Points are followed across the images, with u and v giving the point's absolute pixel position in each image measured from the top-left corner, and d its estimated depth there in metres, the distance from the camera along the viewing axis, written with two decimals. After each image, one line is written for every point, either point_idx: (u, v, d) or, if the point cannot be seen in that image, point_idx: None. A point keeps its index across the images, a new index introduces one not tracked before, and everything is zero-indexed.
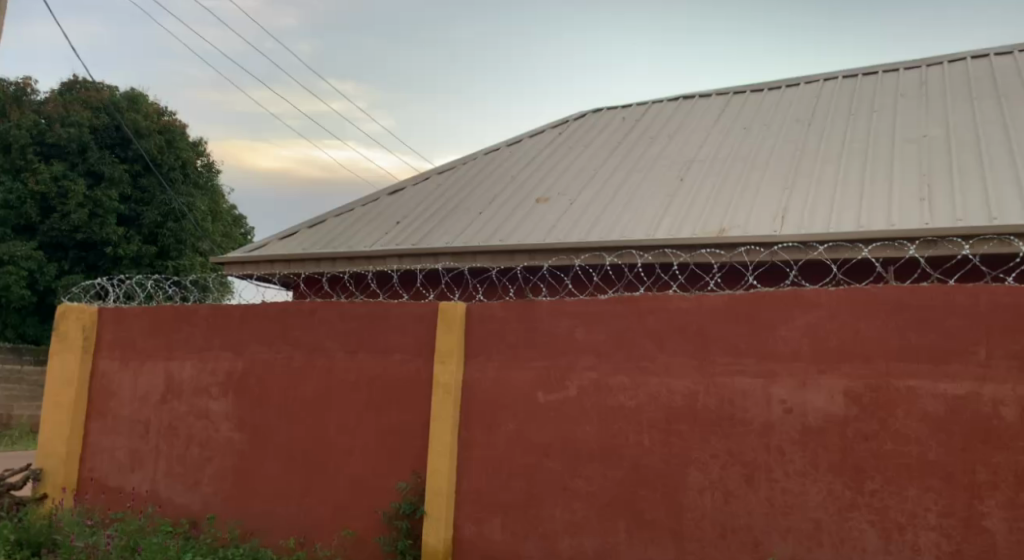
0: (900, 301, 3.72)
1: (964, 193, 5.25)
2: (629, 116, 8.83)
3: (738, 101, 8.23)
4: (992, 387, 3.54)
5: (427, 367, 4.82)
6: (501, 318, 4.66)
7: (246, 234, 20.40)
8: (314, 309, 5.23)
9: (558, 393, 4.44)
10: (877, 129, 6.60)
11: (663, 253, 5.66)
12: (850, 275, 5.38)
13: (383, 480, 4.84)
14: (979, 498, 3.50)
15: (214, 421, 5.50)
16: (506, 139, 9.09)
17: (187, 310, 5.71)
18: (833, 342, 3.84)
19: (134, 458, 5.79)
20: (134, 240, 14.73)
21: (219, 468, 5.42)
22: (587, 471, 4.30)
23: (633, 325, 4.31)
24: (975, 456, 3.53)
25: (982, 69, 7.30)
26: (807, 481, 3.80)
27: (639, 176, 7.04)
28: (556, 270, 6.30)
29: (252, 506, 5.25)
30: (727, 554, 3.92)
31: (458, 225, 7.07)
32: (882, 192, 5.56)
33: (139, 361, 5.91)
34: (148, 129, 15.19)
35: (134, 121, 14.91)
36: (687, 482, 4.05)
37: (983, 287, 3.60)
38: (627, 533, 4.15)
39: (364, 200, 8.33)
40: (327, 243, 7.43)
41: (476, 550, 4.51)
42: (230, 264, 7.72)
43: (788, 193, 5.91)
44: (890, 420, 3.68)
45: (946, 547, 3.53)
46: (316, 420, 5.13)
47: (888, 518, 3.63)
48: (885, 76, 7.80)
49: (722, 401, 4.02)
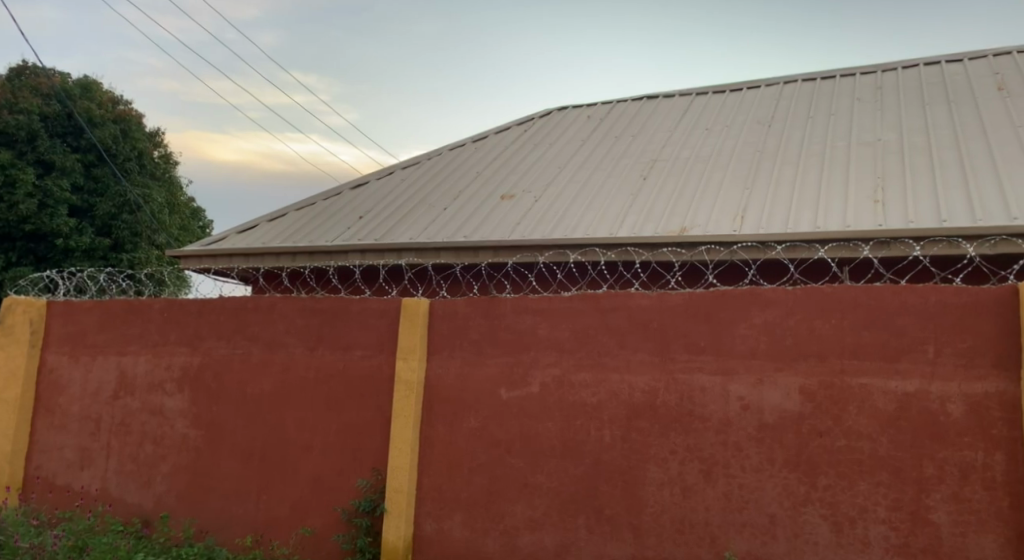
0: (855, 300, 3.81)
1: (916, 195, 5.40)
2: (593, 114, 8.90)
3: (701, 101, 8.36)
4: (939, 384, 3.64)
5: (388, 363, 4.79)
6: (464, 315, 4.65)
7: (207, 226, 20.13)
8: (274, 305, 5.16)
9: (520, 389, 4.45)
10: (834, 131, 6.77)
11: (625, 251, 5.74)
12: (806, 275, 5.50)
13: (342, 478, 4.80)
14: (926, 492, 3.60)
15: (169, 418, 5.39)
16: (471, 135, 9.07)
17: (142, 303, 5.58)
18: (790, 340, 3.92)
19: (84, 456, 5.65)
20: (87, 231, 14.27)
21: (173, 466, 5.31)
22: (547, 468, 4.32)
23: (595, 323, 4.34)
24: (923, 451, 3.63)
25: (934, 75, 7.52)
26: (763, 476, 3.87)
27: (602, 174, 7.08)
28: (519, 267, 6.31)
29: (207, 504, 5.16)
30: (685, 549, 3.98)
31: (421, 221, 7.03)
32: (838, 193, 5.70)
33: (90, 356, 5.76)
34: (102, 118, 15.00)
35: (87, 109, 14.71)
36: (647, 478, 4.10)
37: (932, 288, 3.71)
38: (586, 529, 4.19)
39: (327, 193, 8.24)
40: (287, 238, 7.33)
41: (435, 548, 4.50)
42: (187, 257, 7.58)
43: (749, 193, 6.01)
44: (844, 416, 3.77)
45: (894, 540, 3.63)
46: (273, 417, 5.06)
47: (839, 512, 3.73)
48: (842, 80, 8.00)
49: (682, 398, 4.08)
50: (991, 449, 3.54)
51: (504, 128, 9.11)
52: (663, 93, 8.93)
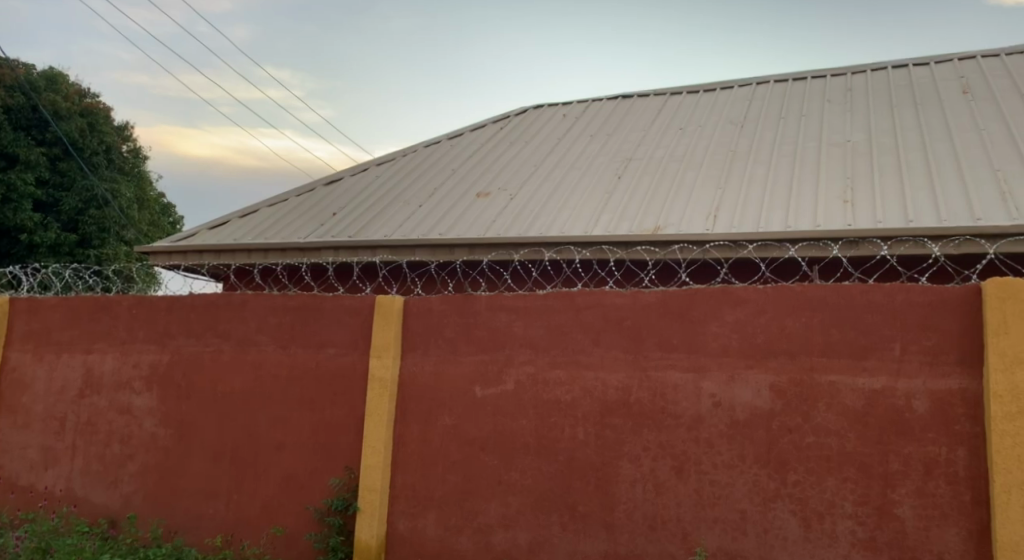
0: (826, 299, 3.87)
1: (884, 196, 5.49)
2: (569, 113, 8.93)
3: (675, 101, 8.43)
4: (906, 381, 3.71)
5: (361, 361, 4.75)
6: (438, 312, 4.64)
7: (177, 221, 19.91)
8: (245, 302, 5.10)
9: (494, 387, 4.45)
10: (806, 132, 6.87)
11: (600, 250, 5.78)
12: (777, 274, 5.58)
13: (313, 476, 4.76)
14: (891, 487, 3.67)
15: (137, 417, 5.30)
16: (446, 132, 9.05)
17: (110, 301, 5.49)
18: (761, 338, 3.97)
19: (48, 455, 5.54)
20: (53, 227, 14.01)
21: (140, 466, 5.23)
22: (521, 465, 4.33)
23: (570, 320, 4.35)
24: (889, 447, 3.70)
25: (901, 78, 7.66)
26: (734, 473, 3.92)
27: (577, 173, 7.10)
28: (493, 265, 6.31)
29: (176, 504, 5.09)
30: (657, 545, 4.01)
31: (395, 218, 6.98)
32: (809, 193, 5.78)
33: (55, 354, 5.65)
34: (69, 111, 14.61)
35: (53, 102, 14.28)
36: (620, 475, 4.13)
37: (900, 287, 3.77)
38: (560, 526, 4.20)
39: (300, 190, 8.16)
40: (258, 235, 7.25)
41: (408, 546, 4.49)
42: (158, 254, 7.48)
43: (722, 193, 6.07)
44: (814, 413, 3.82)
45: (861, 535, 3.69)
46: (244, 415, 5.00)
47: (809, 508, 3.78)
48: (812, 82, 8.12)
49: (655, 395, 4.11)
50: (954, 444, 3.61)
51: (479, 126, 9.09)
52: (637, 92, 8.98)
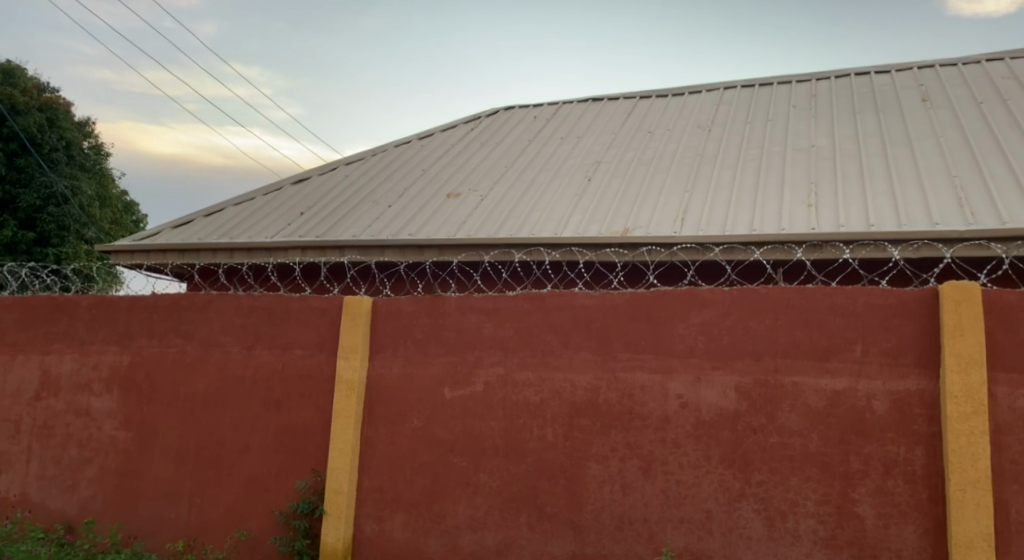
0: (791, 302, 3.92)
1: (846, 200, 5.60)
2: (540, 115, 8.95)
3: (645, 105, 8.50)
4: (867, 382, 3.78)
5: (328, 363, 4.70)
6: (407, 314, 4.61)
7: (139, 219, 19.55)
8: (209, 302, 5.02)
9: (463, 388, 4.43)
10: (772, 137, 6.97)
11: (569, 251, 5.80)
12: (743, 275, 5.65)
13: (278, 479, 4.70)
14: (852, 486, 3.74)
15: (96, 420, 5.18)
16: (416, 133, 9.00)
17: (68, 300, 5.36)
18: (726, 340, 4.01)
19: (2, 459, 5.38)
20: (9, 225, 13.68)
21: (99, 469, 5.11)
22: (489, 466, 4.32)
23: (539, 322, 4.36)
24: (851, 446, 3.76)
25: (863, 85, 7.82)
26: (700, 472, 3.95)
27: (547, 175, 7.12)
28: (463, 267, 6.30)
29: (137, 508, 4.98)
30: (624, 545, 4.03)
31: (362, 219, 6.92)
32: (775, 197, 5.86)
33: (11, 355, 5.50)
34: (26, 105, 14.20)
35: (10, 96, 13.89)
36: (589, 476, 4.14)
37: (862, 290, 3.85)
38: (528, 527, 4.20)
39: (267, 189, 8.07)
40: (223, 234, 7.14)
41: (374, 549, 4.46)
42: (120, 253, 7.33)
43: (690, 195, 6.13)
44: (778, 414, 3.87)
45: (823, 533, 3.75)
46: (207, 417, 4.91)
47: (772, 506, 3.83)
48: (779, 88, 8.26)
49: (622, 396, 4.13)
50: (912, 444, 3.69)
51: (449, 127, 9.07)
52: (607, 96, 9.04)
